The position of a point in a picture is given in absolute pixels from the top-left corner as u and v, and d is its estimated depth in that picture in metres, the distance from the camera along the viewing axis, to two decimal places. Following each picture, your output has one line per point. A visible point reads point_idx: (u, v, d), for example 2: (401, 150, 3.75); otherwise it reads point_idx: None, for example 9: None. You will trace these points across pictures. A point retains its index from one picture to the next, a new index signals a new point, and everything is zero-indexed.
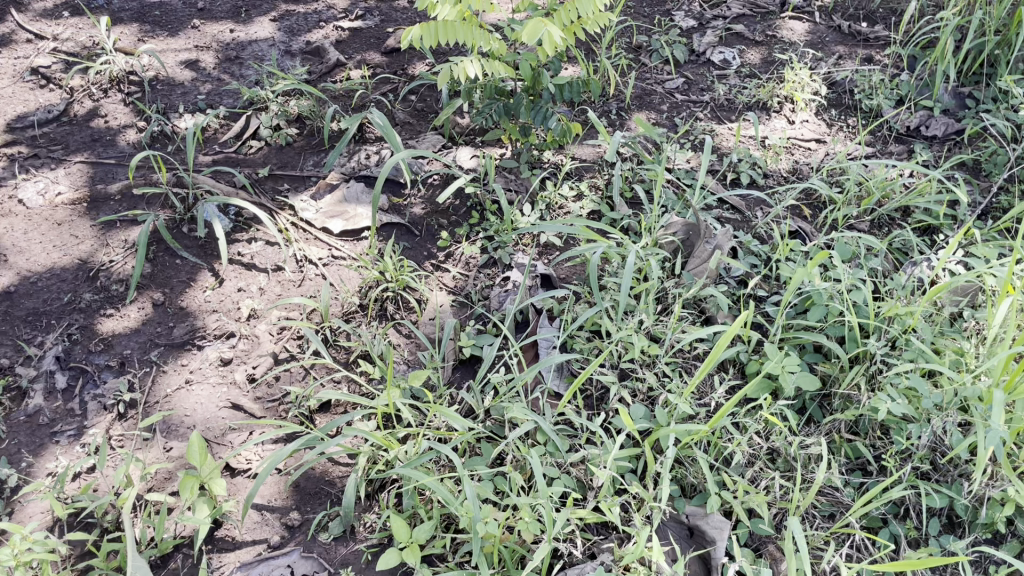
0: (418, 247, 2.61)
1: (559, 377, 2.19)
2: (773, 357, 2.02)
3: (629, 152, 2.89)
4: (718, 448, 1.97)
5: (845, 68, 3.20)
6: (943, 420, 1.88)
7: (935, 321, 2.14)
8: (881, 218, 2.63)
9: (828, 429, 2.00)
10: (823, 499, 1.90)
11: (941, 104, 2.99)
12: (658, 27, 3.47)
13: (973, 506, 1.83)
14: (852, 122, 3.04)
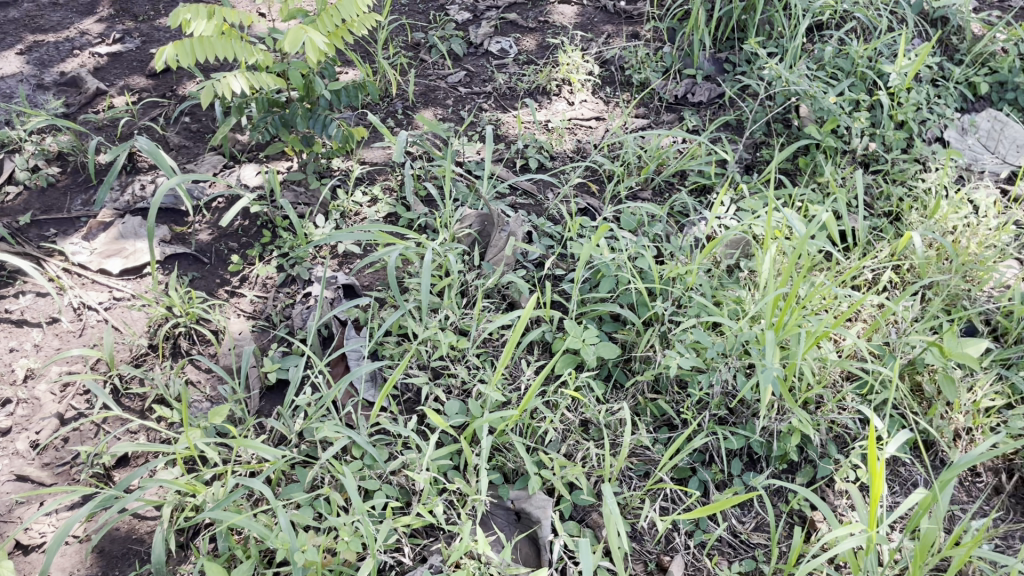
0: (208, 276, 2.48)
1: (371, 386, 2.14)
2: (573, 332, 2.11)
3: (418, 150, 2.88)
4: (533, 429, 2.01)
5: (614, 46, 3.34)
6: (728, 367, 2.02)
7: (715, 275, 2.30)
8: (660, 185, 2.80)
9: (633, 392, 2.10)
10: (636, 460, 2.00)
11: (702, 71, 3.19)
12: (434, 24, 3.47)
13: (767, 442, 1.99)
14: (626, 97, 3.18)
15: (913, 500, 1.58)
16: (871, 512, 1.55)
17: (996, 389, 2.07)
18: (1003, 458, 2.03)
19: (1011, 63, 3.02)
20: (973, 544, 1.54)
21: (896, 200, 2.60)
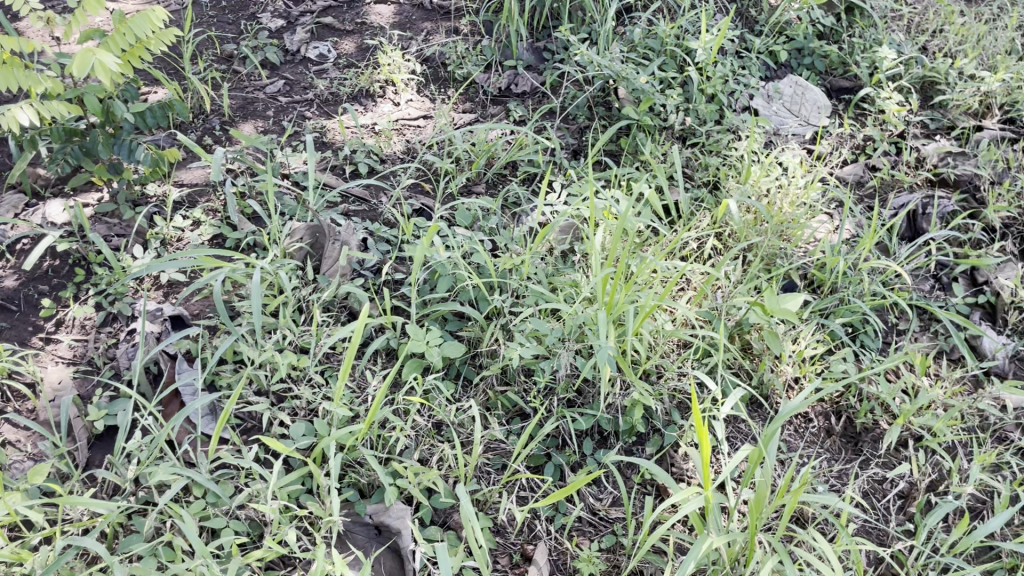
0: (18, 325, 2.29)
1: (209, 419, 2.04)
2: (416, 336, 2.09)
3: (240, 166, 2.75)
4: (384, 439, 1.98)
5: (434, 43, 3.32)
6: (567, 351, 2.07)
7: (550, 262, 2.34)
8: (492, 178, 2.82)
9: (481, 388, 2.10)
10: (492, 454, 2.01)
11: (522, 61, 3.22)
12: (245, 34, 3.33)
13: (614, 418, 2.05)
14: (451, 93, 3.17)
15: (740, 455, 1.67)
16: (703, 471, 1.63)
17: (816, 339, 2.22)
18: (830, 401, 2.17)
19: (805, 30, 3.18)
20: (796, 490, 1.64)
21: (713, 170, 2.74)
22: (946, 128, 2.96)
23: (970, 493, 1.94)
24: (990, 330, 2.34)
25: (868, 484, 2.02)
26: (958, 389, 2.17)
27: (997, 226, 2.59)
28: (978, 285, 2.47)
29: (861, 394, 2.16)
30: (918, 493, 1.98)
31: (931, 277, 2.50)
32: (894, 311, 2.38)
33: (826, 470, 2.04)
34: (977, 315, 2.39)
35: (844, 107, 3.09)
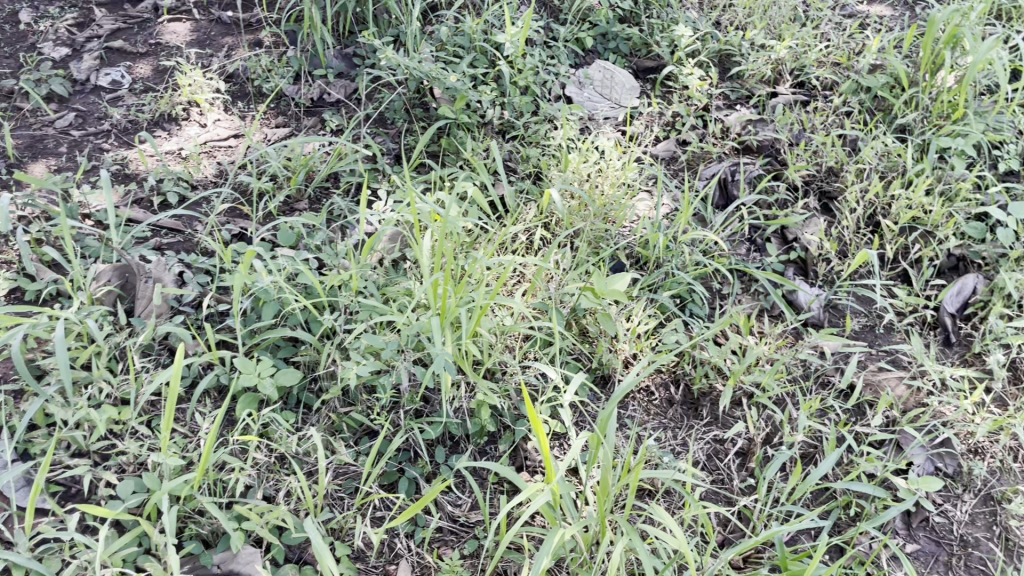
0: None
1: (24, 492, 1.85)
2: (246, 369, 2.00)
3: (33, 210, 2.53)
4: (224, 483, 1.87)
5: (236, 58, 3.16)
6: (406, 362, 2.02)
7: (381, 272, 2.28)
8: (314, 193, 2.73)
9: (323, 413, 2.02)
10: (342, 479, 1.94)
11: (332, 69, 3.13)
12: (25, 67, 3.06)
13: (463, 422, 2.02)
14: (261, 109, 3.04)
15: (580, 443, 1.70)
16: (545, 466, 1.64)
17: (648, 313, 2.32)
18: (668, 372, 2.26)
19: (607, 15, 3.29)
20: (636, 469, 1.68)
21: (535, 161, 2.78)
22: (746, 97, 3.11)
23: (800, 441, 2.06)
24: (803, 284, 2.49)
25: (711, 446, 2.12)
26: (781, 343, 2.30)
27: (800, 185, 2.73)
28: (789, 243, 2.60)
29: (695, 361, 2.26)
30: (756, 448, 2.08)
31: (746, 240, 2.63)
32: (716, 277, 2.51)
33: (670, 439, 2.13)
34: (791, 271, 2.53)
35: (652, 87, 3.20)
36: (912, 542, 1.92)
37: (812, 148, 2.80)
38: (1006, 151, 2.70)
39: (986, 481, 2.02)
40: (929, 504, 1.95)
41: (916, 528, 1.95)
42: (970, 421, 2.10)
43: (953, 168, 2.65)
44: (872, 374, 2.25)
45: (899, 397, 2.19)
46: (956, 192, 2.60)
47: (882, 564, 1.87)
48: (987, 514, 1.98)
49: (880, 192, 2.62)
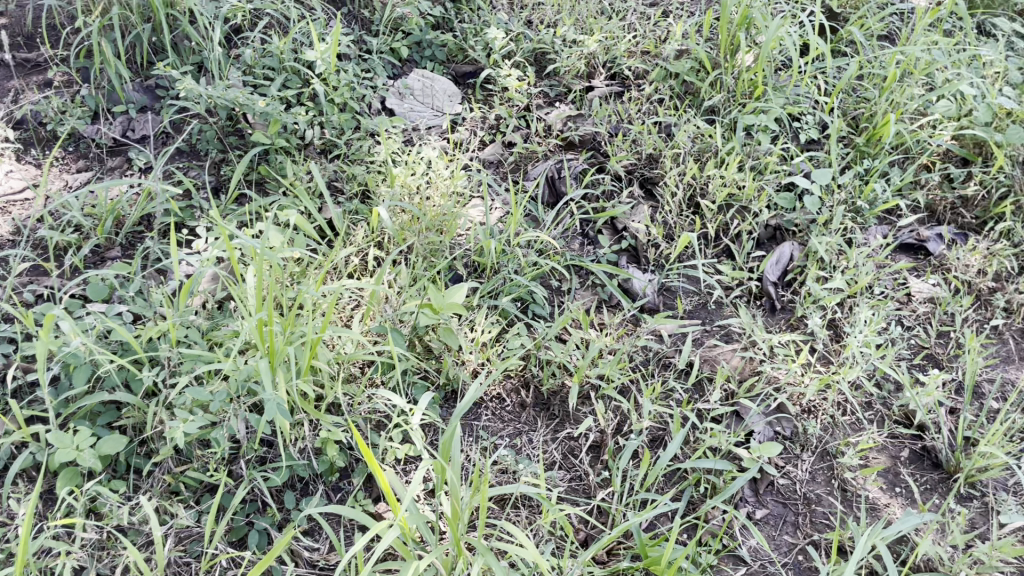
0: None
1: None
2: (62, 443, 1.83)
3: None
4: (51, 570, 1.71)
5: (24, 102, 2.91)
6: (240, 410, 1.91)
7: (205, 316, 2.15)
8: (128, 239, 2.56)
9: (157, 476, 1.89)
10: (185, 543, 1.82)
11: (134, 104, 2.93)
12: None
13: (310, 462, 1.94)
14: (59, 154, 2.81)
15: (424, 468, 1.65)
16: (389, 498, 1.58)
17: (490, 321, 2.30)
18: (518, 376, 2.26)
19: (418, 23, 3.25)
20: (484, 484, 1.67)
21: (360, 179, 2.70)
22: (564, 93, 3.16)
23: (647, 426, 2.11)
24: (636, 272, 2.56)
25: (566, 444, 2.14)
26: (621, 333, 2.34)
27: (623, 174, 2.80)
28: (620, 232, 2.67)
29: (541, 362, 2.26)
30: (608, 440, 2.11)
31: (579, 235, 2.68)
32: (554, 276, 2.54)
33: (526, 444, 2.13)
34: (624, 260, 2.60)
35: (472, 91, 3.19)
36: (762, 507, 2.01)
37: (631, 137, 2.88)
38: (805, 122, 2.85)
39: (820, 438, 2.14)
40: (772, 469, 2.04)
41: (763, 494, 2.03)
42: (800, 383, 2.20)
43: (759, 143, 2.77)
44: (707, 350, 2.34)
45: (734, 369, 2.28)
46: (765, 165, 2.73)
47: (735, 534, 1.94)
48: (825, 469, 2.09)
49: (696, 174, 2.72)
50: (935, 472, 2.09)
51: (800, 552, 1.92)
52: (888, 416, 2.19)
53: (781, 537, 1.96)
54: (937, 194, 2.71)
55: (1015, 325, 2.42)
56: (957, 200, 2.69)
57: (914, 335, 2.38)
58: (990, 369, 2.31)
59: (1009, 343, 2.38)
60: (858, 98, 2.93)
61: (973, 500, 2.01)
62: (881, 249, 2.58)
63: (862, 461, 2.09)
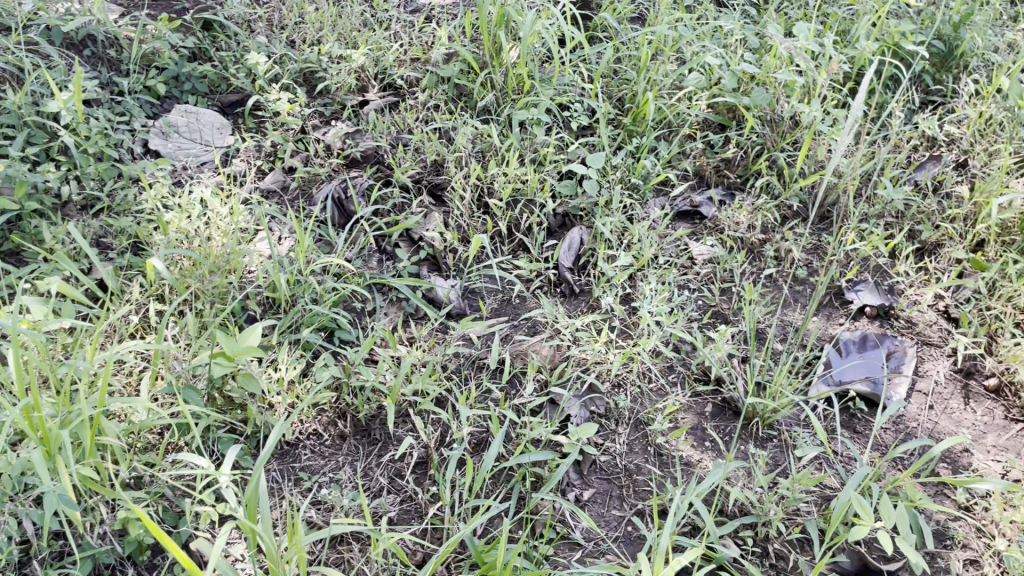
0: None
1: None
2: None
3: None
4: None
5: None
6: (20, 508, 1.73)
7: None
8: None
9: None
10: None
11: None
12: None
13: (114, 546, 1.80)
14: None
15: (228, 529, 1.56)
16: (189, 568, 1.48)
17: (294, 357, 2.21)
18: (334, 407, 2.19)
19: (172, 56, 3.07)
20: (298, 534, 1.60)
21: (131, 230, 2.52)
22: (339, 110, 3.08)
23: (467, 433, 2.10)
24: (438, 279, 2.54)
25: (391, 467, 2.10)
26: (431, 344, 2.31)
27: (410, 184, 2.78)
28: (417, 243, 2.64)
29: (354, 388, 2.20)
30: (431, 454, 2.09)
31: (376, 252, 2.63)
32: (356, 298, 2.46)
33: (351, 475, 2.07)
34: (425, 269, 2.58)
35: (242, 121, 3.05)
36: (588, 488, 2.08)
37: (413, 147, 2.86)
38: (575, 110, 2.95)
39: (632, 410, 2.24)
40: (592, 448, 2.11)
41: (588, 474, 2.11)
42: (605, 360, 2.31)
43: (535, 136, 2.84)
44: (516, 345, 2.36)
45: (544, 359, 2.32)
46: (543, 156, 2.82)
47: (566, 520, 1.99)
48: (640, 439, 2.18)
49: (481, 174, 2.75)
50: (737, 420, 2.23)
51: (628, 524, 2.00)
52: (688, 376, 2.32)
53: (609, 513, 2.03)
54: (702, 160, 2.88)
55: (786, 270, 2.62)
56: (720, 163, 2.88)
57: (701, 295, 2.54)
58: (770, 316, 2.49)
59: (783, 288, 2.58)
60: (620, 80, 3.07)
61: (771, 440, 2.17)
62: (660, 220, 2.74)
63: (672, 424, 2.20)
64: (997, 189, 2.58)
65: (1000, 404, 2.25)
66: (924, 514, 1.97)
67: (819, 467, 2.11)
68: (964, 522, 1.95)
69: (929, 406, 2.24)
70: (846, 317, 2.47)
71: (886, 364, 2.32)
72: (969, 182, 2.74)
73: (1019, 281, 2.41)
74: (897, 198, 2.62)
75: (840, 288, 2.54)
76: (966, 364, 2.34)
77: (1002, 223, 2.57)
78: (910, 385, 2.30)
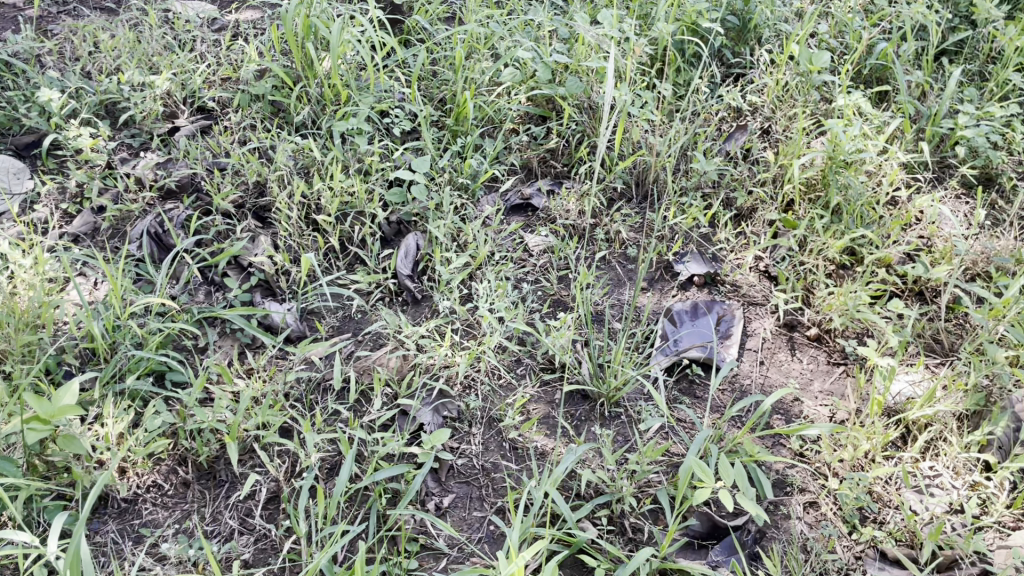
0: None
1: None
2: None
3: None
4: None
5: None
6: None
7: None
8: None
9: None
10: None
11: None
12: None
13: None
14: None
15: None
16: None
17: (121, 408, 2.09)
18: (173, 454, 2.09)
19: None
20: None
21: None
22: (148, 140, 2.91)
23: (317, 459, 2.05)
24: (273, 304, 2.45)
25: (241, 508, 2.02)
26: (271, 373, 2.23)
27: (233, 210, 2.66)
28: (246, 269, 2.54)
29: (192, 431, 2.10)
30: (282, 487, 2.02)
31: (203, 284, 2.51)
32: (185, 336, 2.35)
33: (198, 523, 1.98)
34: (258, 295, 2.49)
35: (41, 162, 2.84)
36: (447, 494, 2.07)
37: (231, 170, 2.74)
38: (395, 116, 2.92)
39: (484, 409, 2.24)
40: (447, 454, 2.10)
41: (447, 480, 2.10)
42: (452, 363, 2.29)
43: (357, 145, 2.78)
44: (359, 362, 2.31)
45: (392, 371, 2.28)
46: (369, 166, 2.76)
47: (428, 531, 1.98)
48: (495, 436, 2.20)
49: (305, 191, 2.66)
50: (586, 403, 2.28)
51: (490, 523, 2.01)
52: (535, 367, 2.35)
53: (471, 515, 2.04)
54: (528, 152, 2.92)
55: (617, 251, 2.70)
56: (545, 153, 2.93)
57: (540, 286, 2.57)
58: (607, 297, 2.56)
59: (616, 268, 2.66)
60: (437, 81, 3.06)
61: (618, 418, 2.24)
62: (493, 216, 2.75)
63: (523, 417, 2.23)
64: (798, 151, 2.75)
65: (822, 350, 2.41)
66: (765, 466, 2.08)
67: (665, 437, 2.19)
68: (800, 468, 2.08)
69: (760, 363, 2.38)
70: (677, 289, 2.58)
71: (717, 329, 2.44)
72: (774, 147, 2.91)
73: (826, 235, 2.58)
74: (711, 170, 2.74)
75: (669, 262, 2.64)
76: (789, 317, 2.49)
77: (806, 182, 2.74)
78: (741, 345, 2.43)
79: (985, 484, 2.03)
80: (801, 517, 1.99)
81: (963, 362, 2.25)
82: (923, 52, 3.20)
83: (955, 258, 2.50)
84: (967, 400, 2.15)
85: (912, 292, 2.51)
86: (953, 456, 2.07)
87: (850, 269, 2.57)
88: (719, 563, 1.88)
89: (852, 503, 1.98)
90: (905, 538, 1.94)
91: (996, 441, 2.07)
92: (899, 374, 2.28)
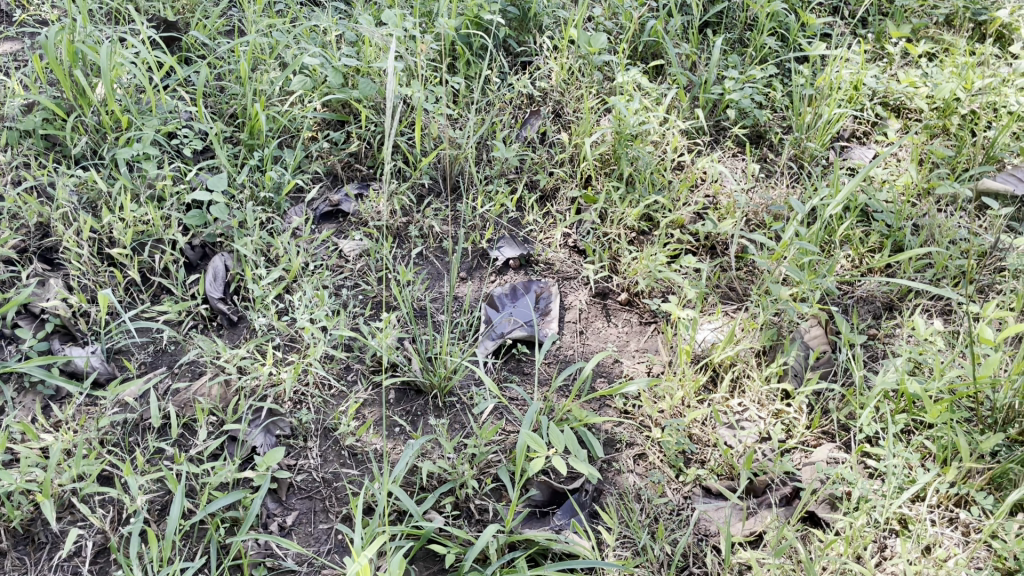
0: None
1: None
2: None
3: None
4: None
5: None
6: None
7: None
8: None
9: None
10: None
11: None
12: None
13: None
14: None
15: None
16: None
17: None
18: None
19: None
20: None
21: None
22: None
23: (144, 502, 1.95)
24: (75, 349, 2.30)
25: (67, 567, 1.90)
26: (80, 421, 2.09)
27: (15, 255, 2.46)
28: (39, 316, 2.36)
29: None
30: (110, 537, 1.92)
31: None
32: None
33: None
34: (57, 342, 2.32)
35: None
36: (290, 513, 2.04)
37: (6, 213, 2.52)
38: (184, 136, 2.79)
39: (317, 421, 2.21)
40: (284, 473, 2.06)
41: (288, 499, 2.07)
42: (278, 381, 2.24)
43: (146, 171, 2.64)
44: (179, 395, 2.22)
45: (215, 400, 2.20)
46: (162, 191, 2.64)
47: (275, 551, 1.95)
48: (332, 446, 2.18)
49: (95, 225, 2.51)
50: (420, 397, 2.30)
51: (338, 532, 2.01)
52: (365, 371, 2.34)
53: (317, 529, 2.02)
54: (331, 159, 2.89)
55: (433, 245, 2.73)
56: (348, 158, 2.91)
57: (360, 289, 2.56)
58: (427, 292, 2.58)
59: (434, 262, 2.69)
60: (225, 97, 2.96)
61: (452, 407, 2.28)
62: (303, 226, 2.71)
63: (358, 422, 2.22)
64: (588, 130, 2.89)
65: (634, 313, 2.57)
66: (594, 428, 2.20)
67: (499, 417, 2.26)
68: (626, 424, 2.21)
69: (579, 333, 2.51)
70: (494, 274, 2.65)
71: (536, 307, 2.54)
72: (566, 128, 3.04)
73: (623, 204, 2.74)
74: (511, 156, 2.82)
75: (483, 250, 2.71)
76: (600, 287, 2.63)
77: (599, 158, 2.89)
78: (559, 319, 2.54)
79: (787, 410, 2.24)
80: (632, 470, 2.12)
81: (755, 304, 2.46)
82: (689, 25, 3.43)
83: (738, 212, 2.73)
84: (762, 336, 2.35)
85: (705, 248, 2.72)
86: (756, 390, 2.27)
87: (648, 234, 2.75)
88: (562, 526, 1.98)
89: (674, 447, 2.12)
90: (725, 471, 2.11)
91: (791, 370, 2.29)
92: (703, 323, 2.46)
